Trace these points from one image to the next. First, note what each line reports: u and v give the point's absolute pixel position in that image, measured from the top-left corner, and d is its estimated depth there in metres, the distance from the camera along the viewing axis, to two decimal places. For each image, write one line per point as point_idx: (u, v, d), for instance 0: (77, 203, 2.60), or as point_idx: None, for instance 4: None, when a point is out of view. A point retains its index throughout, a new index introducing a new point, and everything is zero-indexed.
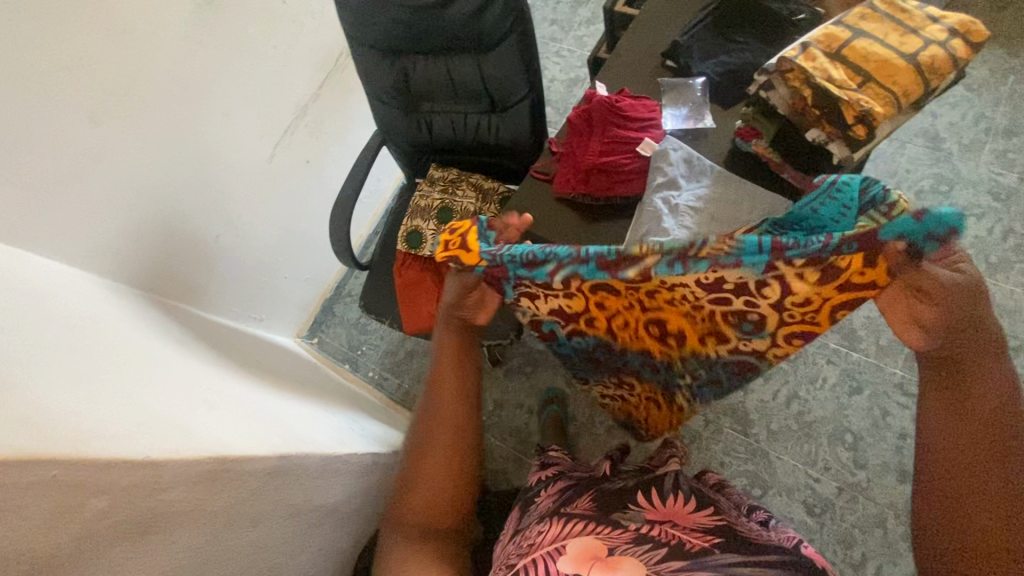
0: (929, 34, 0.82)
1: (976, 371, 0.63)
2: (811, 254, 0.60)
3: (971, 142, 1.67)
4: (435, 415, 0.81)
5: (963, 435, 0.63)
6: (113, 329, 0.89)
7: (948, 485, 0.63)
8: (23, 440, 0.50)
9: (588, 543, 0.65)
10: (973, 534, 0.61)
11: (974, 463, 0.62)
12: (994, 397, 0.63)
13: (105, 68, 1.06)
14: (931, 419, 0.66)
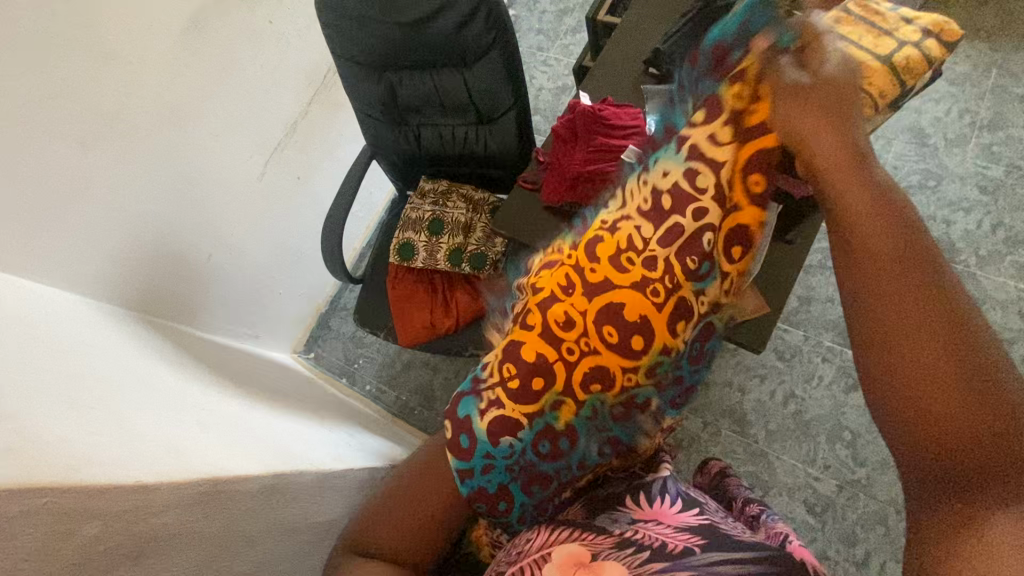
0: (903, 37, 0.84)
1: (863, 203, 0.47)
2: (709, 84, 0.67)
3: (957, 136, 1.69)
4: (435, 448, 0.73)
5: (902, 303, 0.42)
6: (105, 352, 0.89)
7: (911, 383, 0.40)
8: (13, 469, 0.50)
9: (572, 549, 0.66)
10: (957, 445, 0.38)
11: (934, 342, 0.40)
12: (890, 236, 0.44)
13: (93, 93, 1.07)
14: (848, 298, 0.45)
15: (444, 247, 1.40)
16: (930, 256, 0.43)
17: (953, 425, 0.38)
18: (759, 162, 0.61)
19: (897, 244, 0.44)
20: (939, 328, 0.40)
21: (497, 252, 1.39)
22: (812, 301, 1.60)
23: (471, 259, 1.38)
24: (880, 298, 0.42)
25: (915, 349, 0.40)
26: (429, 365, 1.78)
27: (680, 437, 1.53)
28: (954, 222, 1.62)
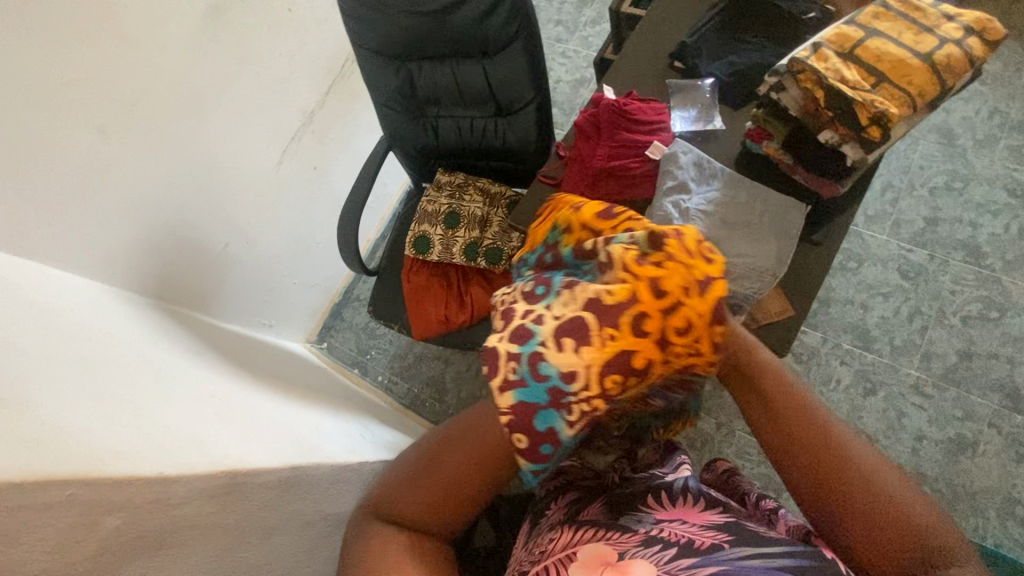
0: (944, 33, 0.80)
1: (768, 382, 0.76)
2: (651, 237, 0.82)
3: (986, 137, 1.64)
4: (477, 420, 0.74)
5: (807, 445, 0.70)
6: (124, 340, 0.89)
7: (824, 491, 0.67)
8: (36, 461, 0.50)
9: (599, 547, 0.65)
10: (897, 547, 0.62)
11: (826, 463, 0.68)
12: (785, 397, 0.74)
13: (113, 79, 1.07)
14: (772, 448, 0.73)
15: (459, 241, 1.38)
16: (809, 411, 0.73)
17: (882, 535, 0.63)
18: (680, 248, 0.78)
19: (808, 417, 0.72)
20: (851, 469, 0.67)
21: (513, 247, 1.38)
22: (832, 302, 1.58)
23: (486, 254, 1.37)
24: (809, 457, 0.69)
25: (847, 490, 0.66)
26: (441, 357, 1.77)
27: (693, 437, 1.52)
28: (980, 226, 1.58)
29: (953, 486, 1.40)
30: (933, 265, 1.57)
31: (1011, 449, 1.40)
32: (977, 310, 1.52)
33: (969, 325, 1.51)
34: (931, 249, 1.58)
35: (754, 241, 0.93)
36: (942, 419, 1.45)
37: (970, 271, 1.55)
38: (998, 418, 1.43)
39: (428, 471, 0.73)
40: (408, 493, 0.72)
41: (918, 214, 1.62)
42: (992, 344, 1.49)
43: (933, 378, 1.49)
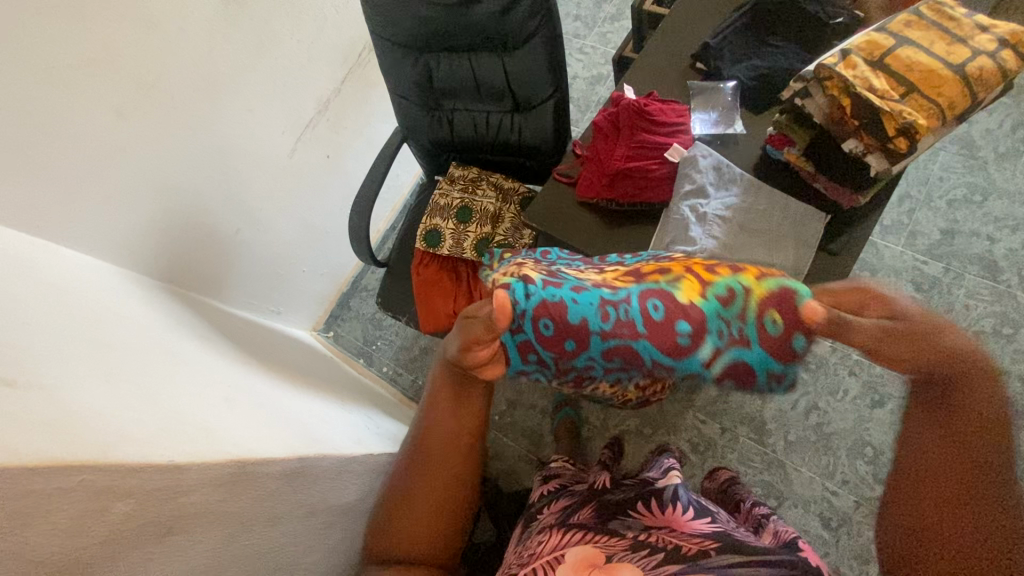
0: (978, 44, 0.78)
1: (977, 394, 0.62)
2: (737, 354, 0.72)
3: (1008, 151, 1.62)
4: (438, 419, 0.80)
5: (961, 466, 0.61)
6: (138, 324, 0.90)
7: (944, 510, 0.60)
8: (49, 445, 0.50)
9: (585, 550, 0.65)
10: None
11: (971, 489, 0.60)
12: (981, 411, 0.61)
13: (133, 60, 1.07)
14: (917, 440, 0.64)
15: (470, 236, 1.38)
16: (995, 450, 0.61)
17: (968, 528, 0.59)
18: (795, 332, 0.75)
19: (971, 466, 0.60)
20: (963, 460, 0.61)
21: (524, 244, 1.36)
22: None
23: (497, 250, 1.36)
24: (936, 493, 0.61)
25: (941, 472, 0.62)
26: None
27: (697, 442, 1.50)
28: (998, 240, 1.56)
29: None
30: (948, 278, 1.55)
31: None
32: (991, 326, 1.50)
33: (982, 341, 1.50)
34: (946, 262, 1.56)
35: (771, 249, 0.93)
36: None
37: (985, 286, 1.53)
38: None
39: (399, 506, 0.80)
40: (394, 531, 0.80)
41: (935, 226, 1.60)
42: (1005, 360, 1.47)
43: None
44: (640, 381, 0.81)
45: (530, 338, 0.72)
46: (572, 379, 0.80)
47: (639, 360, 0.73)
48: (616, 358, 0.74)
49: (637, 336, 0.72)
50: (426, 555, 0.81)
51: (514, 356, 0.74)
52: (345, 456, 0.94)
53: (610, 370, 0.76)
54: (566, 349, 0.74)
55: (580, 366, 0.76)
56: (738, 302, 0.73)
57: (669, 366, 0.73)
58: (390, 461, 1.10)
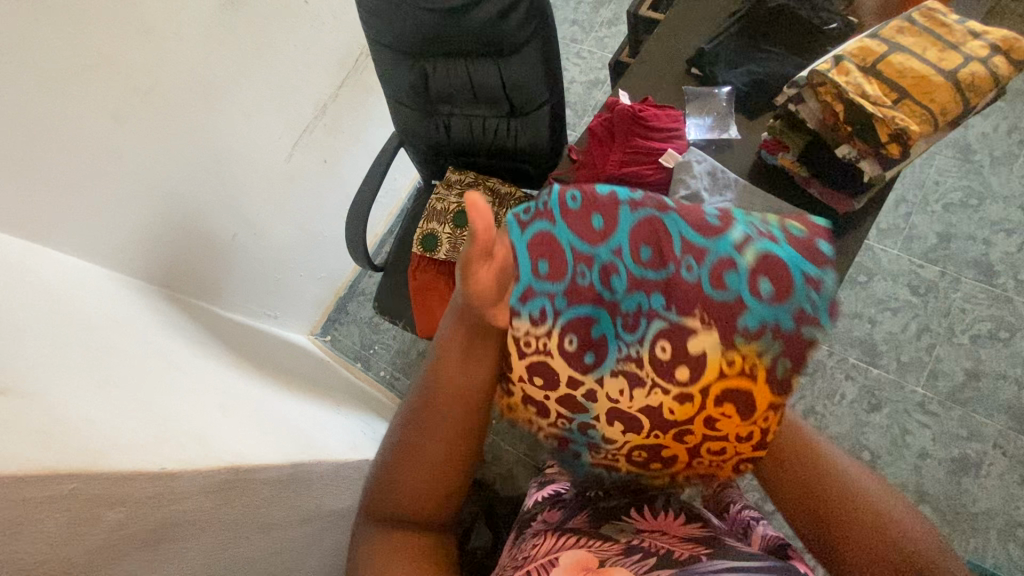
0: (970, 50, 0.78)
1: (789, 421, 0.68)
2: (763, 304, 0.61)
3: (1003, 154, 1.62)
4: (447, 367, 0.64)
5: (811, 480, 0.65)
6: (133, 329, 0.90)
7: (820, 512, 0.63)
8: (40, 453, 0.49)
9: (580, 554, 0.65)
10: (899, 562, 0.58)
11: (834, 489, 0.64)
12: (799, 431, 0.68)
13: (130, 66, 1.07)
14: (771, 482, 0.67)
15: (467, 241, 1.38)
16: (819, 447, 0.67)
17: (867, 538, 0.60)
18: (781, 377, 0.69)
19: (818, 465, 0.65)
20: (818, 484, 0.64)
21: None
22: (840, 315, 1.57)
23: None
24: (812, 508, 0.64)
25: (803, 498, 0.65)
26: None
27: None
28: (994, 244, 1.56)
29: (954, 506, 1.39)
30: (944, 282, 1.56)
31: (1015, 471, 1.39)
32: (987, 330, 1.50)
33: (978, 344, 1.50)
34: (943, 266, 1.56)
35: None
36: (947, 437, 1.44)
37: (982, 289, 1.53)
38: (1004, 439, 1.41)
39: (399, 471, 0.65)
40: (395, 491, 0.66)
41: (931, 230, 1.60)
42: (1001, 363, 1.47)
43: (939, 396, 1.47)
44: (666, 350, 0.61)
45: (551, 208, 0.66)
46: (595, 297, 0.63)
47: (665, 269, 0.63)
48: (643, 248, 0.64)
49: (668, 215, 0.65)
50: (421, 515, 0.67)
51: (522, 254, 0.63)
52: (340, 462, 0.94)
53: (634, 287, 0.63)
54: (591, 235, 0.65)
55: (598, 267, 0.64)
56: (794, 228, 0.66)
57: (698, 284, 0.61)
58: None
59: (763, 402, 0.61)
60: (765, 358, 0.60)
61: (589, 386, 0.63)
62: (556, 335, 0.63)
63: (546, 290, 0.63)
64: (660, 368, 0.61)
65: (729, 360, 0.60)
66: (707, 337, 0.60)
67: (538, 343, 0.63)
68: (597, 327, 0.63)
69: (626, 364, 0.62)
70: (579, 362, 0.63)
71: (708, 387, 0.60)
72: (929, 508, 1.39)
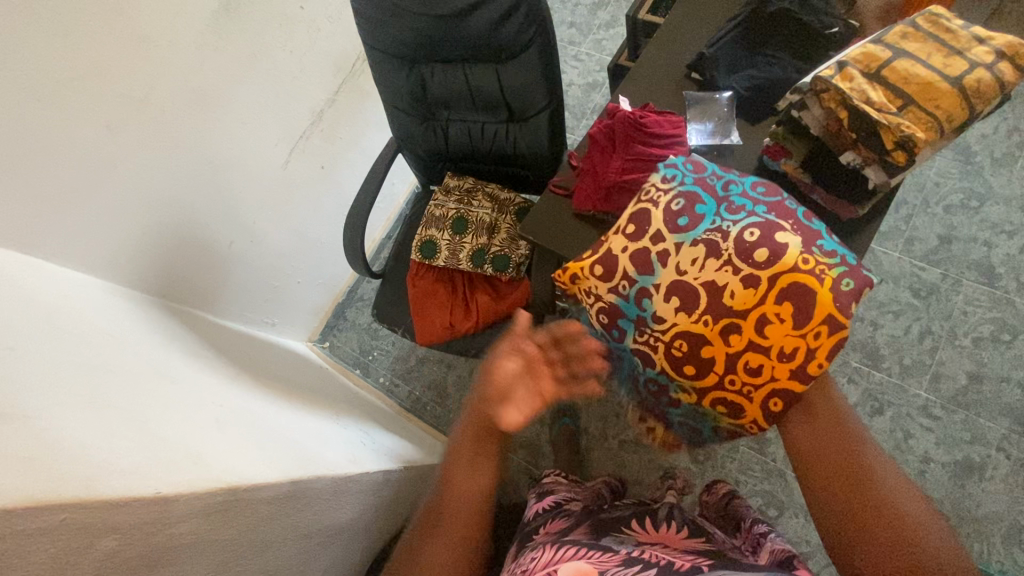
0: (975, 56, 0.77)
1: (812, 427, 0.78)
2: (828, 247, 0.80)
3: (1003, 156, 1.62)
4: (459, 455, 0.78)
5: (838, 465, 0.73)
6: (128, 343, 0.89)
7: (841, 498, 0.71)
8: (31, 482, 0.48)
9: (579, 564, 0.61)
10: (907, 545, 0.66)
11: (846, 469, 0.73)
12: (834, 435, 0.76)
13: (123, 75, 1.05)
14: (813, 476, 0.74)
15: (466, 247, 1.36)
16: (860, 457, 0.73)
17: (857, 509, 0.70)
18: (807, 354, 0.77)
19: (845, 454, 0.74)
20: (846, 465, 0.73)
21: (520, 255, 1.36)
22: None
23: (493, 261, 1.35)
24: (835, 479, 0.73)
25: (810, 470, 0.75)
26: (443, 361, 1.75)
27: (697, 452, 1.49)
28: (995, 246, 1.55)
29: (958, 510, 1.38)
30: (946, 284, 1.55)
31: (1019, 475, 1.38)
32: (989, 332, 1.49)
33: (980, 347, 1.49)
34: (944, 268, 1.56)
35: None
36: (950, 441, 1.43)
37: (983, 292, 1.52)
38: (1007, 443, 1.41)
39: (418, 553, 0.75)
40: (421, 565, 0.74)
41: (932, 232, 1.59)
42: (1003, 366, 1.46)
43: (942, 400, 1.47)
44: (753, 236, 0.80)
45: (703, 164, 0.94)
46: (711, 189, 0.86)
47: (776, 201, 0.84)
48: (762, 185, 0.86)
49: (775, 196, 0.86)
50: None
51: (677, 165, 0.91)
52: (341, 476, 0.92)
53: (748, 198, 0.85)
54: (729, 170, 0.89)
55: (722, 179, 0.87)
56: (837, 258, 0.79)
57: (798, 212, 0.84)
58: (386, 478, 1.09)
59: (823, 309, 0.76)
60: (835, 270, 0.78)
61: (672, 244, 0.84)
62: (673, 194, 0.87)
63: (682, 168, 0.89)
64: (742, 245, 0.80)
65: (804, 260, 0.78)
66: (796, 242, 0.79)
67: (650, 194, 0.88)
68: (703, 206, 0.85)
69: (715, 234, 0.82)
70: (674, 222, 0.85)
71: (776, 279, 0.78)
72: (933, 512, 1.38)
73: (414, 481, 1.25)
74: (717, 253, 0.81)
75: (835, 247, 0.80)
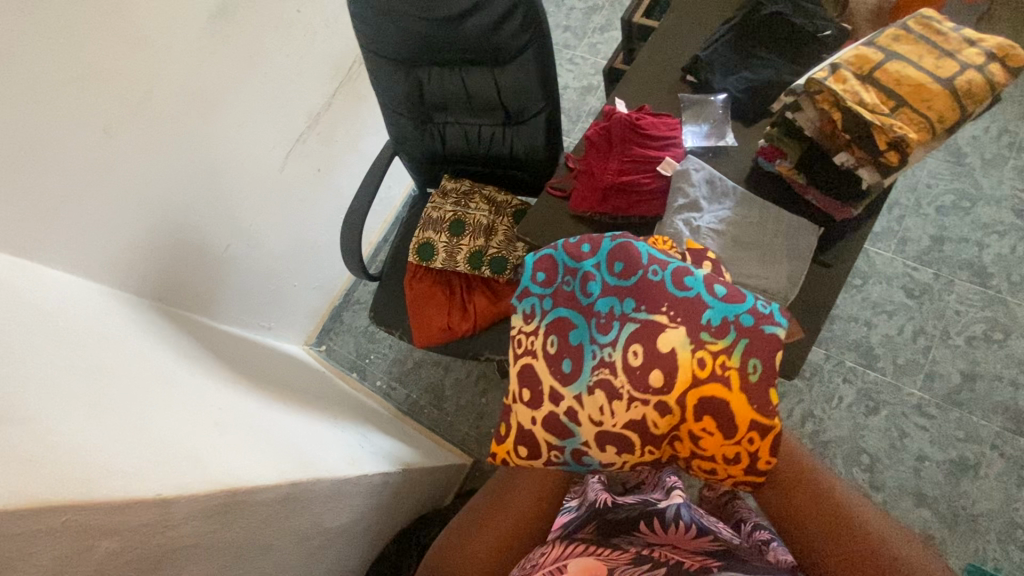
0: (966, 58, 0.79)
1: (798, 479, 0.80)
2: (717, 316, 0.74)
3: (994, 157, 1.64)
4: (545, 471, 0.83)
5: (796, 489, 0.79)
6: (126, 347, 0.89)
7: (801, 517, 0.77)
8: (32, 484, 0.48)
9: (589, 562, 0.65)
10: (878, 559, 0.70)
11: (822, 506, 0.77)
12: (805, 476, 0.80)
13: (120, 78, 1.05)
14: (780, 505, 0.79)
15: (464, 249, 1.37)
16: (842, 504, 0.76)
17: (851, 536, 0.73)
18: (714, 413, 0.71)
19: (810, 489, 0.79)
20: (829, 509, 0.76)
21: (518, 257, 1.36)
22: (837, 318, 1.58)
23: (490, 263, 1.35)
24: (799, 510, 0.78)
25: (791, 505, 0.78)
26: (440, 364, 1.75)
27: None
28: (986, 246, 1.57)
29: (953, 508, 1.39)
30: (939, 284, 1.56)
31: (1013, 472, 1.39)
32: (982, 331, 1.51)
33: (973, 346, 1.51)
34: (937, 268, 1.57)
35: (765, 262, 0.92)
36: (945, 440, 1.44)
37: (975, 291, 1.54)
38: (1001, 440, 1.42)
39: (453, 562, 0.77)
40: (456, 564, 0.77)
41: (924, 232, 1.61)
42: (996, 365, 1.48)
43: (936, 399, 1.48)
44: (638, 354, 0.74)
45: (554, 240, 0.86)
46: (574, 303, 0.80)
47: (636, 282, 0.77)
48: (617, 262, 0.79)
49: (623, 290, 0.77)
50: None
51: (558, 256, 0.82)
52: (340, 479, 0.92)
53: (609, 293, 0.78)
54: (580, 251, 0.81)
55: (579, 277, 0.80)
56: (730, 337, 0.73)
57: (660, 289, 0.76)
58: (384, 480, 1.09)
59: (741, 415, 0.71)
60: (733, 356, 0.72)
61: (570, 400, 0.76)
62: (541, 334, 0.80)
63: (538, 293, 0.81)
64: (631, 372, 0.73)
65: (699, 365, 0.72)
66: (673, 336, 0.73)
67: (526, 344, 0.81)
68: (575, 334, 0.78)
69: (602, 371, 0.75)
70: (559, 371, 0.77)
71: (683, 395, 0.72)
72: (927, 510, 1.40)
73: (412, 484, 1.25)
74: (615, 392, 0.73)
75: (718, 314, 0.74)
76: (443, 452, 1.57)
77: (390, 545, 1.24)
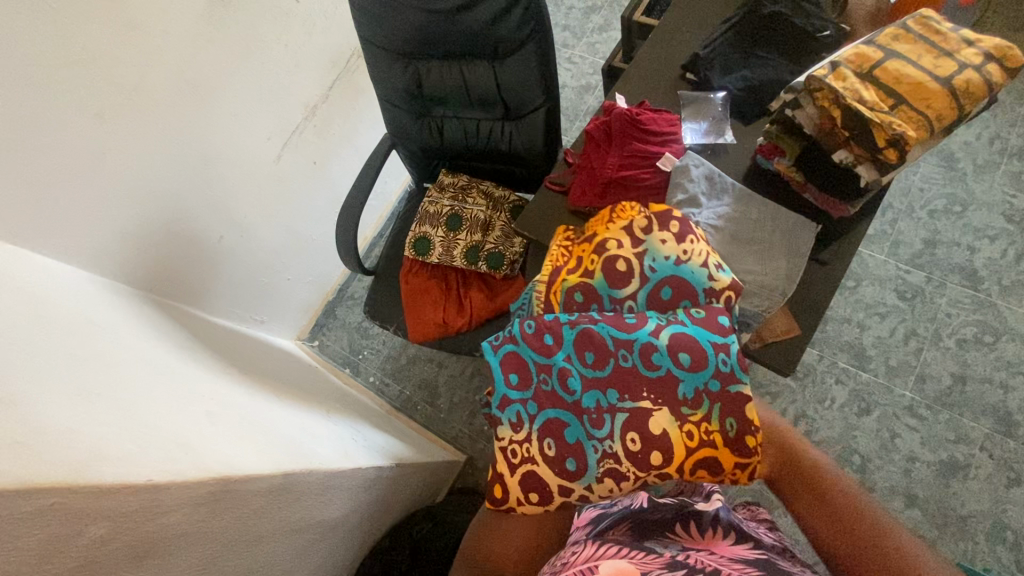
0: (964, 58, 0.79)
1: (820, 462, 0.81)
2: (689, 380, 0.78)
3: (986, 162, 1.66)
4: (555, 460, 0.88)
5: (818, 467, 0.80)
6: (115, 334, 0.87)
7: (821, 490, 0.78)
8: (18, 465, 0.47)
9: (621, 564, 0.59)
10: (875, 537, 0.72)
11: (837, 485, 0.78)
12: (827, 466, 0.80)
13: (114, 62, 1.03)
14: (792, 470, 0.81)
15: (460, 244, 1.36)
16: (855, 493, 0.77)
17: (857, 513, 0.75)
18: (704, 465, 0.76)
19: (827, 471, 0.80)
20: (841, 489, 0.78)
21: (515, 252, 1.36)
22: (830, 320, 1.59)
23: (487, 258, 1.35)
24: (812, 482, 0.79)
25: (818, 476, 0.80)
26: (434, 360, 1.74)
27: None
28: (977, 250, 1.59)
29: (943, 509, 1.40)
30: (931, 286, 1.58)
31: (1002, 474, 1.41)
32: (972, 334, 1.52)
33: (964, 349, 1.52)
34: (929, 271, 1.59)
35: (763, 258, 0.92)
36: (935, 441, 1.45)
37: (967, 294, 1.56)
38: (991, 442, 1.43)
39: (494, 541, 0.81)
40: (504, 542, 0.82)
41: (917, 236, 1.63)
42: (987, 367, 1.49)
43: (927, 400, 1.49)
44: (635, 441, 0.77)
45: (513, 335, 0.85)
46: (559, 402, 0.81)
47: (610, 371, 0.80)
48: (587, 353, 0.81)
49: (599, 377, 0.80)
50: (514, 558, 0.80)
51: (527, 354, 0.83)
52: (334, 471, 0.91)
53: (590, 386, 0.80)
54: (548, 348, 0.82)
55: (556, 375, 0.81)
56: (704, 404, 0.77)
57: (634, 371, 0.79)
58: (377, 475, 1.08)
59: (728, 463, 0.76)
60: (713, 420, 0.77)
61: (580, 490, 0.78)
62: (535, 438, 0.80)
63: (518, 399, 0.81)
64: (634, 457, 0.77)
65: (688, 434, 0.77)
66: (662, 416, 0.77)
67: (521, 453, 0.80)
68: (570, 431, 0.80)
69: (606, 461, 0.78)
70: (564, 471, 0.79)
71: (681, 463, 0.76)
72: (918, 511, 1.40)
73: (406, 478, 1.24)
74: (622, 477, 0.77)
75: (692, 384, 0.78)
76: (436, 449, 1.57)
77: (381, 541, 1.23)
